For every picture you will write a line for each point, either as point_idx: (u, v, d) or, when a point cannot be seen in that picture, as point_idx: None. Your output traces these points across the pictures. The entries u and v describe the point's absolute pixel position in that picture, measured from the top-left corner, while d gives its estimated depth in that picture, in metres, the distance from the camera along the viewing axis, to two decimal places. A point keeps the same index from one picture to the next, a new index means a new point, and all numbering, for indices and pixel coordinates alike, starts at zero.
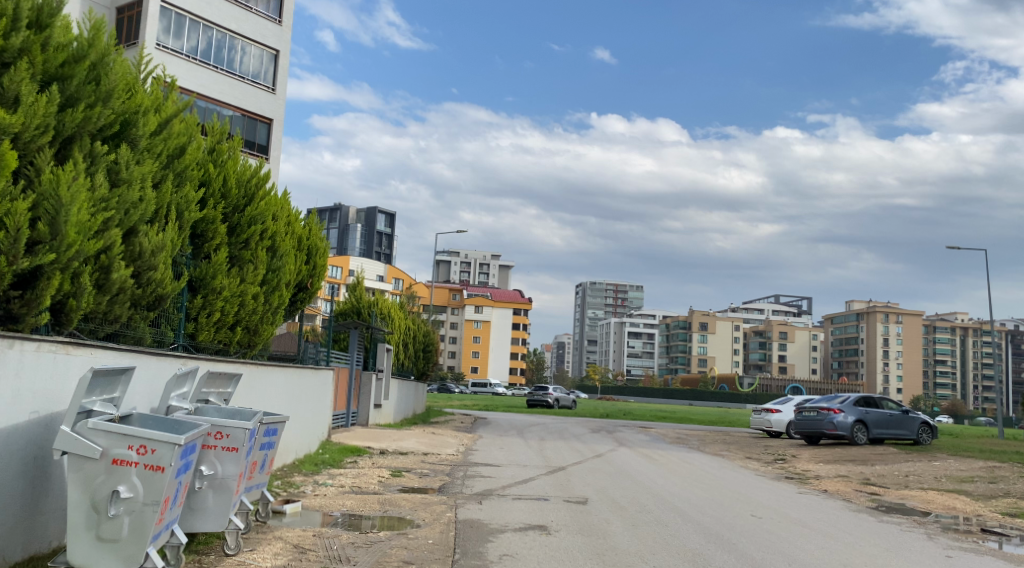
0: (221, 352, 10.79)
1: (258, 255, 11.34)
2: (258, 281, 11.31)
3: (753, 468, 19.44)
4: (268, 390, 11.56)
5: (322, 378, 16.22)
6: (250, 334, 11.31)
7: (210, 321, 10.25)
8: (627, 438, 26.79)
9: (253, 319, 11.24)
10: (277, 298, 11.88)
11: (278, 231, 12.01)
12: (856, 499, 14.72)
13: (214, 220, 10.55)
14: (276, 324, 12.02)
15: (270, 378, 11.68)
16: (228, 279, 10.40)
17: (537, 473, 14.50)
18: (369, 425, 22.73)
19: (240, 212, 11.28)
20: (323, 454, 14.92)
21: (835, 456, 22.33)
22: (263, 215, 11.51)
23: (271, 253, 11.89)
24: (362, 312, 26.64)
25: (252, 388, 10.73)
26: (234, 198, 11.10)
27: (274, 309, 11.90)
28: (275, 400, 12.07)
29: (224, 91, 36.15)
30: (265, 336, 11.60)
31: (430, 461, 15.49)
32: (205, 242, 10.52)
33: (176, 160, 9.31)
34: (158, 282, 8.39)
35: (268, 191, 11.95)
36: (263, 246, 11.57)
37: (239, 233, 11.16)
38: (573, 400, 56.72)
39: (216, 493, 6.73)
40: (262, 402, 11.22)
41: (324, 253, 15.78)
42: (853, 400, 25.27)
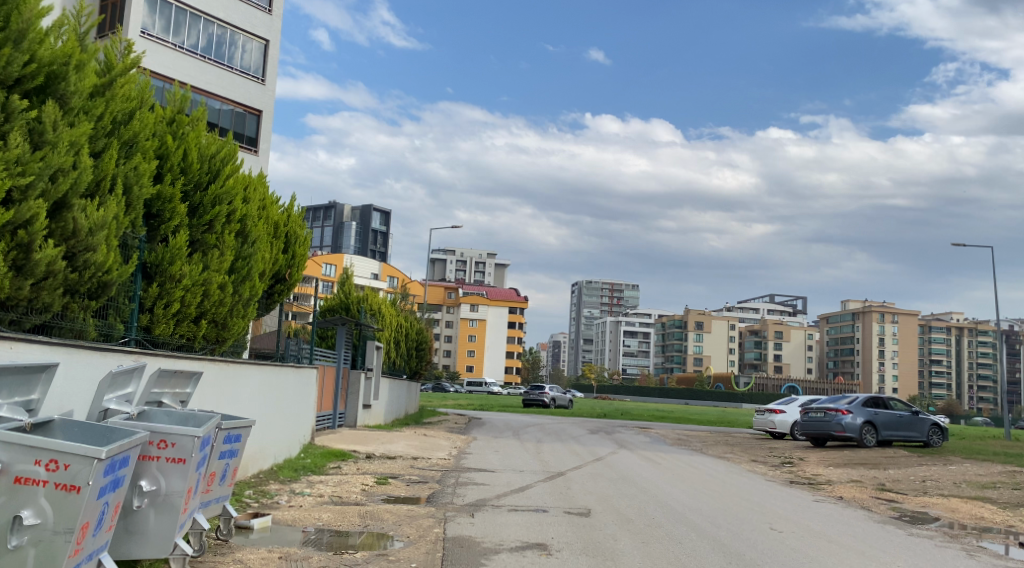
0: (186, 348, 9.90)
1: (225, 240, 10.42)
2: (225, 270, 10.39)
3: (761, 473, 18.46)
4: (238, 391, 10.57)
5: (305, 377, 15.22)
6: (216, 328, 10.34)
7: (168, 313, 9.36)
8: (627, 439, 25.77)
9: (220, 312, 10.27)
10: (248, 288, 10.95)
11: (248, 214, 11.09)
12: (876, 508, 13.70)
13: (172, 198, 9.64)
14: (248, 317, 11.08)
15: (241, 379, 10.70)
16: (189, 266, 9.52)
17: (535, 479, 13.48)
18: (357, 427, 21.70)
19: (202, 190, 10.32)
20: (305, 459, 13.92)
21: (845, 460, 21.34)
22: (230, 194, 10.57)
23: (240, 238, 10.99)
24: (351, 308, 25.58)
25: (218, 389, 9.75)
26: (195, 174, 10.14)
27: (244, 301, 10.96)
28: (246, 403, 11.09)
29: (211, 81, 35.01)
30: (236, 331, 10.64)
31: (420, 467, 14.45)
32: (160, 223, 9.60)
33: (124, 127, 8.86)
34: (98, 266, 7.68)
35: (236, 168, 11.06)
36: (231, 229, 10.64)
37: (201, 215, 10.24)
38: (569, 400, 55.81)
39: (158, 511, 5.71)
40: (230, 405, 10.24)
41: (304, 242, 14.83)
42: (861, 401, 24.30)
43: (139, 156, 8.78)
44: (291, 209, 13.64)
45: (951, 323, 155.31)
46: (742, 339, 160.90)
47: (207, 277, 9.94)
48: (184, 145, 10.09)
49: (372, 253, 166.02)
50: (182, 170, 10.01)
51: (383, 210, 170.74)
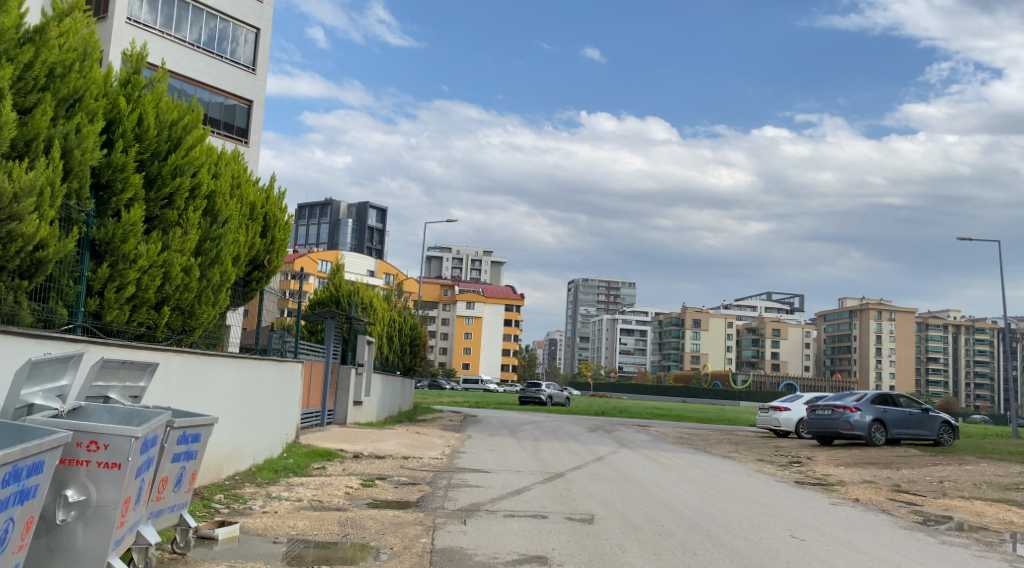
0: (145, 338, 9.09)
1: (188, 218, 9.60)
2: (189, 251, 9.57)
3: (769, 473, 17.60)
4: (201, 384, 9.64)
5: (288, 371, 14.34)
6: (182, 316, 9.53)
7: (122, 298, 8.56)
8: (628, 437, 24.91)
9: (184, 298, 9.46)
10: (217, 272, 10.13)
11: (216, 188, 10.26)
12: (898, 512, 12.81)
13: (124, 167, 8.83)
14: (219, 304, 10.26)
15: (205, 372, 9.75)
16: (145, 245, 8.72)
17: (533, 482, 12.59)
18: (346, 424, 20.80)
19: (162, 161, 9.50)
20: (286, 459, 13.02)
21: (855, 458, 20.47)
22: (194, 165, 9.73)
23: (207, 218, 10.18)
24: (341, 301, 24.62)
25: (174, 383, 8.81)
26: (153, 142, 9.33)
27: (212, 286, 10.12)
28: (211, 399, 10.15)
29: (200, 70, 34.05)
30: (203, 320, 9.83)
31: (411, 467, 13.53)
32: (111, 195, 8.76)
33: (57, 81, 8.07)
34: (25, 239, 6.84)
35: (201, 139, 10.24)
36: (196, 205, 9.82)
37: (160, 188, 9.42)
38: (566, 397, 54.97)
39: (87, 526, 4.82)
40: (190, 401, 9.29)
41: (284, 226, 13.92)
42: (870, 398, 23.45)
43: (79, 116, 8.02)
44: (269, 190, 12.75)
45: (948, 321, 154.82)
46: (740, 336, 160.25)
47: (166, 258, 9.13)
48: (140, 109, 9.29)
49: (369, 249, 164.84)
50: (137, 137, 9.21)
51: (379, 207, 169.91)
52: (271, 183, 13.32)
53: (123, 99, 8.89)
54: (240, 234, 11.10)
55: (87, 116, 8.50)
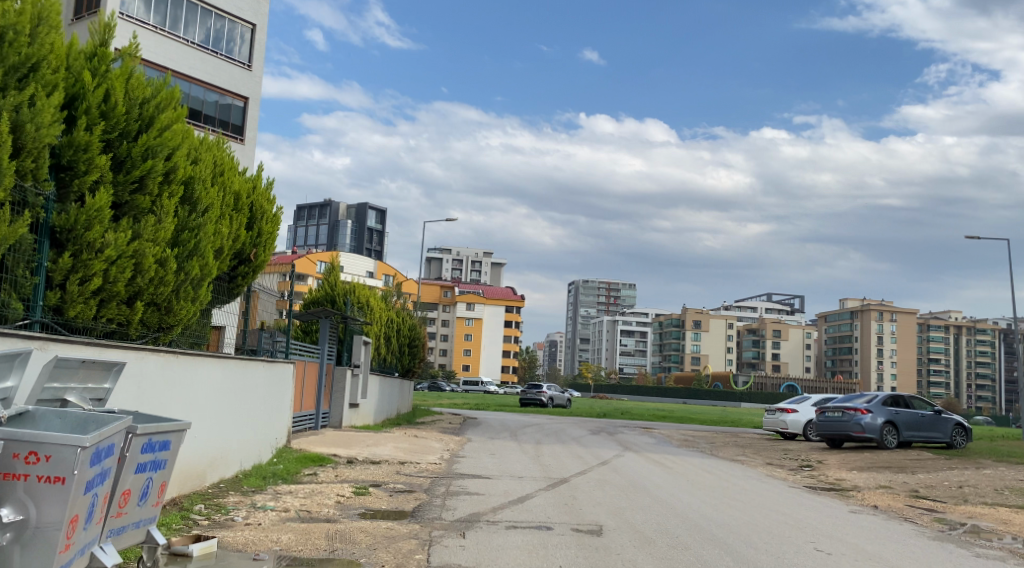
0: (115, 335, 8.47)
1: (162, 206, 8.97)
2: (164, 241, 8.93)
3: (780, 478, 16.93)
4: (176, 387, 9.00)
5: (278, 372, 13.68)
6: (157, 312, 8.91)
7: (87, 291, 7.94)
8: (631, 440, 24.24)
9: (159, 293, 8.83)
10: (196, 266, 9.49)
11: (193, 174, 9.63)
12: (921, 520, 12.11)
13: (88, 148, 8.21)
14: (198, 299, 9.62)
15: (181, 374, 9.12)
16: (112, 233, 8.10)
17: (536, 489, 11.93)
18: (342, 427, 20.14)
19: (131, 142, 8.88)
20: (276, 465, 12.38)
21: (867, 462, 19.77)
22: (168, 147, 9.11)
23: (186, 207, 9.57)
24: (337, 300, 23.93)
25: (145, 386, 8.17)
26: (120, 120, 8.72)
27: (191, 281, 9.48)
28: (189, 403, 9.52)
29: (195, 66, 33.41)
30: (181, 315, 9.20)
31: (407, 474, 12.85)
32: (73, 177, 8.16)
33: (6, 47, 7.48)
34: None
35: (175, 119, 9.60)
36: (170, 191, 9.19)
37: (129, 171, 8.81)
38: (567, 398, 54.25)
39: (26, 549, 4.18)
40: (164, 406, 8.65)
41: (273, 220, 13.23)
42: (882, 399, 22.76)
43: (32, 88, 7.46)
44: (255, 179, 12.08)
45: (949, 322, 154.20)
46: (740, 337, 159.51)
47: (138, 248, 8.51)
48: (107, 85, 8.69)
49: (368, 251, 164.18)
50: (102, 115, 8.62)
51: (378, 209, 169.32)
52: (258, 172, 12.63)
53: (87, 73, 8.32)
54: (220, 226, 10.47)
55: (45, 89, 7.94)
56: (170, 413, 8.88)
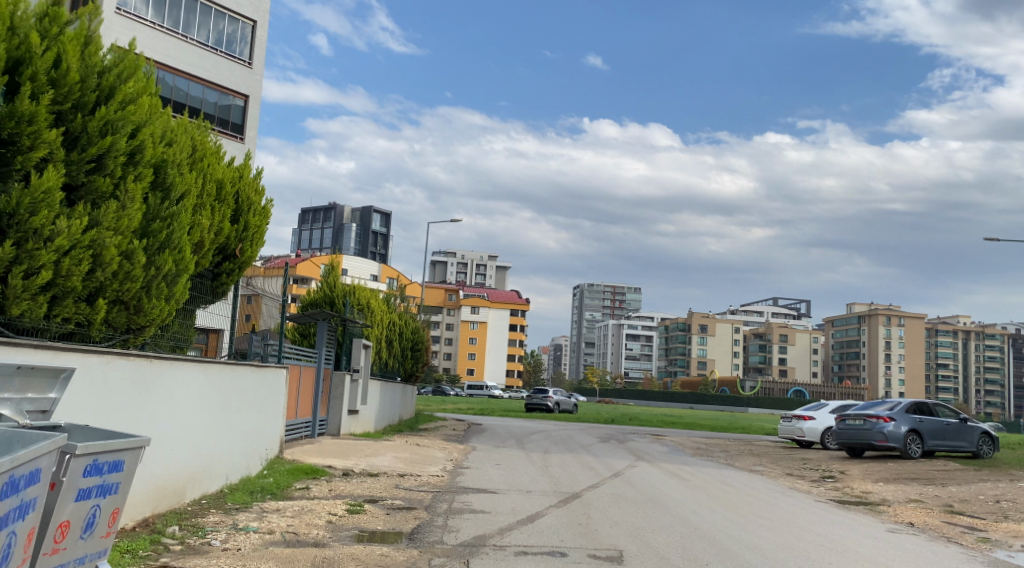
0: (71, 335, 7.68)
1: (126, 191, 8.13)
2: (128, 230, 8.10)
3: (804, 490, 15.95)
4: (147, 396, 8.17)
5: (271, 378, 12.81)
6: (123, 311, 8.13)
7: (33, 285, 7.16)
8: (642, 448, 23.30)
9: (125, 289, 8.05)
10: (170, 261, 8.64)
11: (163, 157, 8.79)
12: (964, 540, 11.13)
13: (33, 120, 7.40)
14: (171, 296, 8.79)
15: (152, 381, 8.29)
16: (61, 220, 7.29)
17: (546, 505, 11.01)
18: (340, 434, 19.26)
19: (86, 114, 8.05)
20: (266, 479, 11.50)
21: (892, 473, 18.77)
22: (129, 121, 8.28)
23: (158, 194, 8.75)
24: (336, 302, 23.05)
25: (109, 394, 7.32)
26: (69, 87, 7.86)
27: (164, 275, 8.66)
28: (163, 414, 8.69)
29: (194, 63, 32.62)
30: (151, 315, 8.39)
31: (407, 488, 11.94)
32: (17, 153, 7.36)
33: None
34: None
35: (138, 92, 8.75)
36: (133, 173, 8.34)
37: (85, 147, 7.97)
38: (574, 403, 53.27)
39: None
40: (132, 417, 7.82)
41: (264, 214, 12.37)
42: (905, 406, 21.79)
43: None
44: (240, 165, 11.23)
45: (958, 326, 152.74)
46: (747, 342, 158.20)
47: (95, 237, 7.70)
48: (57, 49, 7.85)
49: (373, 254, 163.56)
50: (51, 82, 7.80)
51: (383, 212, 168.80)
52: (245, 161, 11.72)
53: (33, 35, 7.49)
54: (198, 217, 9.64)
55: None
56: (140, 424, 8.04)
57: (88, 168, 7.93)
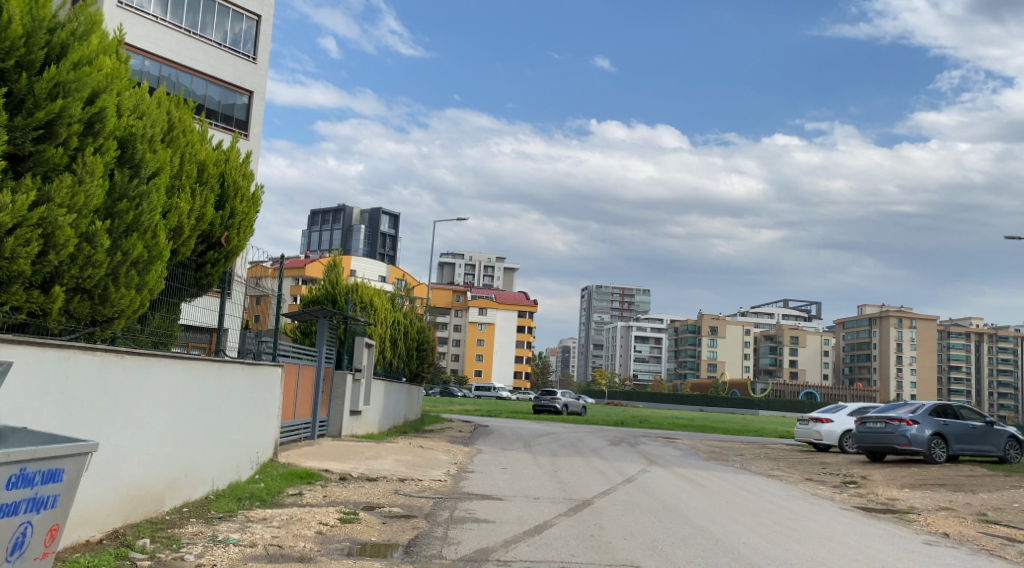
0: (18, 326, 6.89)
1: (82, 163, 7.18)
2: (84, 208, 7.21)
3: (827, 497, 15.14)
4: (115, 397, 7.42)
5: (264, 375, 12.11)
6: (88, 301, 7.59)
7: None
8: (653, 452, 22.52)
9: (85, 276, 7.41)
10: (136, 245, 7.91)
11: (125, 128, 7.87)
12: (1006, 553, 10.33)
13: None
14: (142, 284, 8.15)
15: (121, 380, 7.55)
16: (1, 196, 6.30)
17: (555, 514, 10.26)
18: (341, 436, 18.54)
19: (29, 72, 6.92)
20: (257, 484, 10.79)
21: (918, 478, 17.93)
22: (88, 83, 7.28)
23: (125, 170, 7.96)
24: (339, 300, 22.31)
25: (68, 395, 6.58)
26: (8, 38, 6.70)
27: (133, 262, 8.00)
28: (136, 416, 7.95)
29: (198, 58, 31.95)
30: (116, 306, 7.81)
31: (407, 494, 11.22)
32: None
33: None
34: None
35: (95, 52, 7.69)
36: (89, 143, 7.37)
37: (32, 111, 6.90)
38: (583, 406, 52.46)
39: None
40: (96, 420, 7.08)
41: (254, 201, 11.72)
42: (928, 409, 20.92)
43: None
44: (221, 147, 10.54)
45: (971, 329, 151.10)
46: (757, 344, 156.88)
47: (46, 216, 6.81)
48: None
49: (381, 255, 163.13)
50: None
51: (392, 213, 168.38)
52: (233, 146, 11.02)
53: None
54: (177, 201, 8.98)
55: None
56: (106, 428, 7.30)
57: (37, 135, 6.92)
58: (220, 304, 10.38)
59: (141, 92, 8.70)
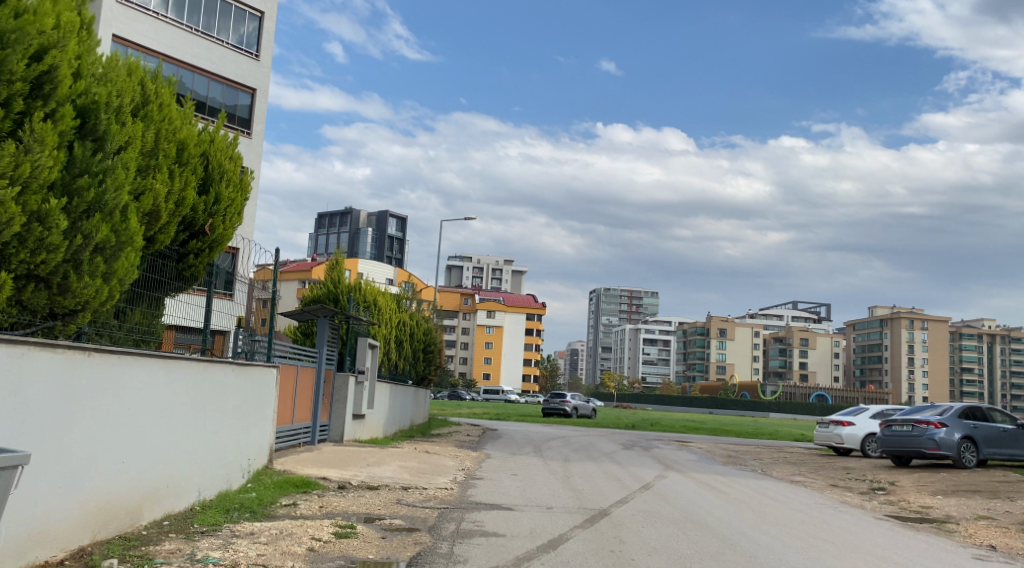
0: None
1: (28, 131, 6.39)
2: (31, 184, 6.50)
3: (857, 505, 14.26)
4: (81, 403, 6.69)
5: (257, 377, 11.36)
6: (39, 288, 7.01)
7: None
8: (669, 456, 21.68)
9: (36, 261, 6.79)
10: (100, 227, 7.25)
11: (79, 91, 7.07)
12: None
13: None
14: (114, 262, 7.44)
15: (89, 385, 6.82)
16: None
17: (570, 526, 9.45)
18: (344, 441, 17.76)
19: None
20: (248, 494, 10.02)
21: (950, 484, 17.03)
22: (31, 35, 6.37)
23: (86, 143, 7.24)
24: (341, 299, 21.53)
25: (19, 400, 5.81)
26: None
27: (97, 247, 7.34)
28: (109, 423, 7.22)
29: (198, 54, 31.24)
30: (77, 293, 7.14)
31: (410, 504, 10.42)
32: None
33: None
34: None
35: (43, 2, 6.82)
36: (36, 110, 6.61)
37: None
38: (593, 409, 51.54)
39: None
40: (56, 429, 6.35)
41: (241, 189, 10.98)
42: (957, 411, 20.00)
43: None
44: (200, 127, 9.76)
45: (984, 330, 149.40)
46: (767, 346, 155.49)
47: None
48: None
49: (388, 258, 162.51)
50: None
51: (399, 216, 167.77)
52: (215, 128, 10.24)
53: None
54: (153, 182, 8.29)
55: None
56: (69, 436, 6.56)
57: None
58: (206, 308, 9.78)
59: (101, 59, 7.90)
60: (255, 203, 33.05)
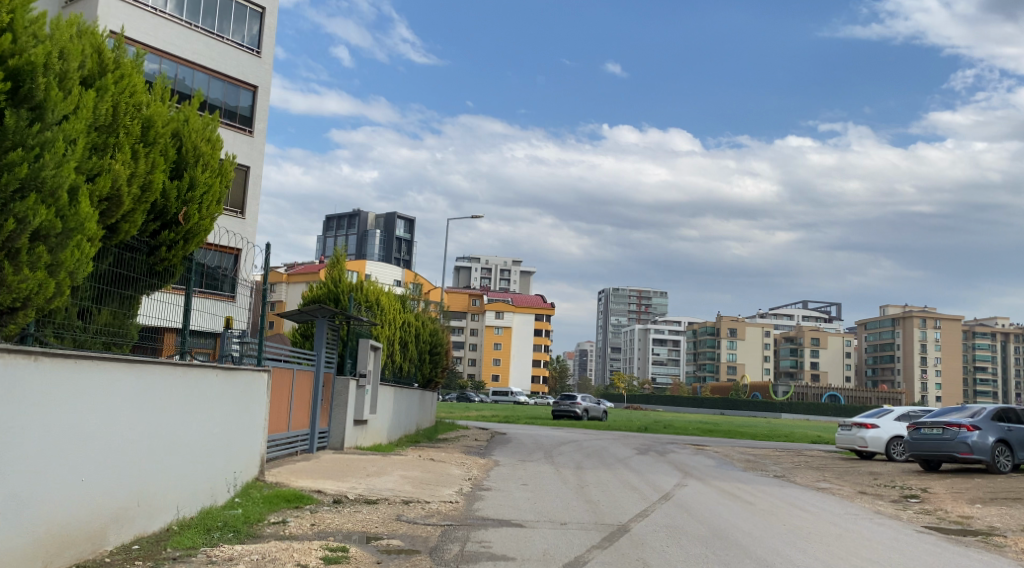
0: None
1: None
2: None
3: (893, 515, 13.28)
4: (22, 414, 5.81)
5: (246, 381, 10.46)
6: None
7: None
8: (686, 462, 20.72)
9: None
10: (39, 210, 6.34)
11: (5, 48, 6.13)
12: None
13: None
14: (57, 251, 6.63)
15: (33, 396, 5.93)
16: None
17: (587, 546, 8.53)
18: (344, 448, 16.91)
19: None
20: (234, 510, 9.15)
21: (988, 491, 16.01)
22: None
23: (20, 112, 6.26)
24: (342, 299, 20.67)
25: None
26: None
27: (39, 233, 6.50)
28: (62, 437, 6.34)
29: (198, 51, 30.44)
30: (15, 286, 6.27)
31: (411, 521, 9.52)
32: None
33: None
34: None
35: None
36: None
37: None
38: (603, 411, 50.56)
39: None
40: None
41: (217, 175, 10.11)
42: (990, 414, 18.98)
43: None
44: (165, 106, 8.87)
45: (997, 329, 147.53)
46: (778, 346, 153.90)
47: None
48: None
49: (396, 260, 161.64)
50: None
51: (406, 218, 167.03)
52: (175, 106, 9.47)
53: None
54: (111, 162, 7.43)
55: None
56: (7, 453, 5.67)
57: None
58: (186, 307, 8.89)
59: (40, 19, 6.95)
60: (256, 203, 32.23)
